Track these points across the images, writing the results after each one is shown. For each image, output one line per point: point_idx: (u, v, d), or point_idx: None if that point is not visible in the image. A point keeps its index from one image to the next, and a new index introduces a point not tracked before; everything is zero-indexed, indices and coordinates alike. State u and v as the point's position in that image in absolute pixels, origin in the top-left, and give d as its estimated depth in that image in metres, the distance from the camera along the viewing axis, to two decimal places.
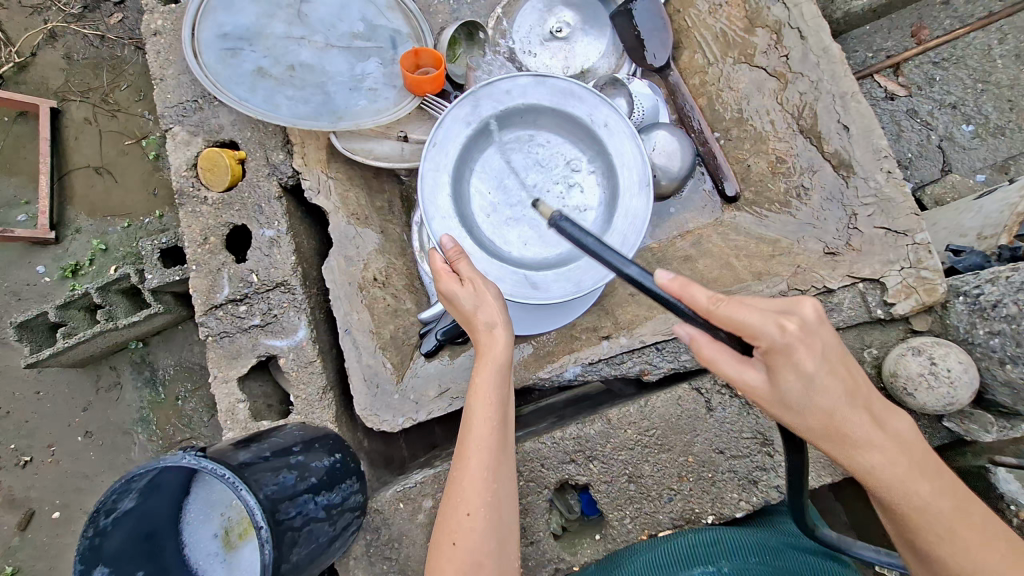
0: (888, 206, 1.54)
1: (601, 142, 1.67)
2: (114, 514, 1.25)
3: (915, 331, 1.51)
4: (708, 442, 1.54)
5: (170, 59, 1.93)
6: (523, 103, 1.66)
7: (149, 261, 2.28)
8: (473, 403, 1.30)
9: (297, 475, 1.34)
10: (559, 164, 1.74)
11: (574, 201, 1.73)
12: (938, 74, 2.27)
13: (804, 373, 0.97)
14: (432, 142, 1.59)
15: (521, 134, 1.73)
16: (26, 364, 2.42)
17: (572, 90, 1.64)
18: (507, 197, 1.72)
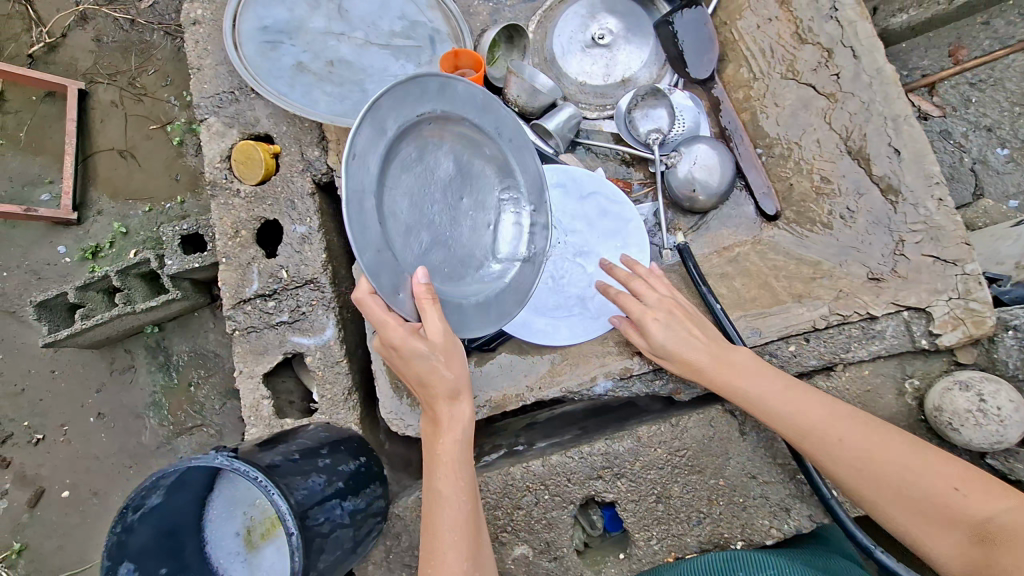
0: (939, 234, 1.50)
1: (512, 160, 1.42)
2: (142, 510, 1.23)
3: (959, 364, 1.48)
4: (740, 467, 1.52)
5: (209, 49, 1.92)
6: (432, 110, 1.25)
7: (170, 247, 2.28)
8: (440, 474, 1.33)
9: (325, 480, 1.33)
10: (471, 182, 1.40)
11: (480, 220, 1.42)
12: (974, 95, 2.22)
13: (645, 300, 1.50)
14: (346, 160, 1.07)
15: (428, 140, 1.29)
16: (43, 344, 2.43)
17: (481, 98, 1.34)
18: (413, 210, 1.26)
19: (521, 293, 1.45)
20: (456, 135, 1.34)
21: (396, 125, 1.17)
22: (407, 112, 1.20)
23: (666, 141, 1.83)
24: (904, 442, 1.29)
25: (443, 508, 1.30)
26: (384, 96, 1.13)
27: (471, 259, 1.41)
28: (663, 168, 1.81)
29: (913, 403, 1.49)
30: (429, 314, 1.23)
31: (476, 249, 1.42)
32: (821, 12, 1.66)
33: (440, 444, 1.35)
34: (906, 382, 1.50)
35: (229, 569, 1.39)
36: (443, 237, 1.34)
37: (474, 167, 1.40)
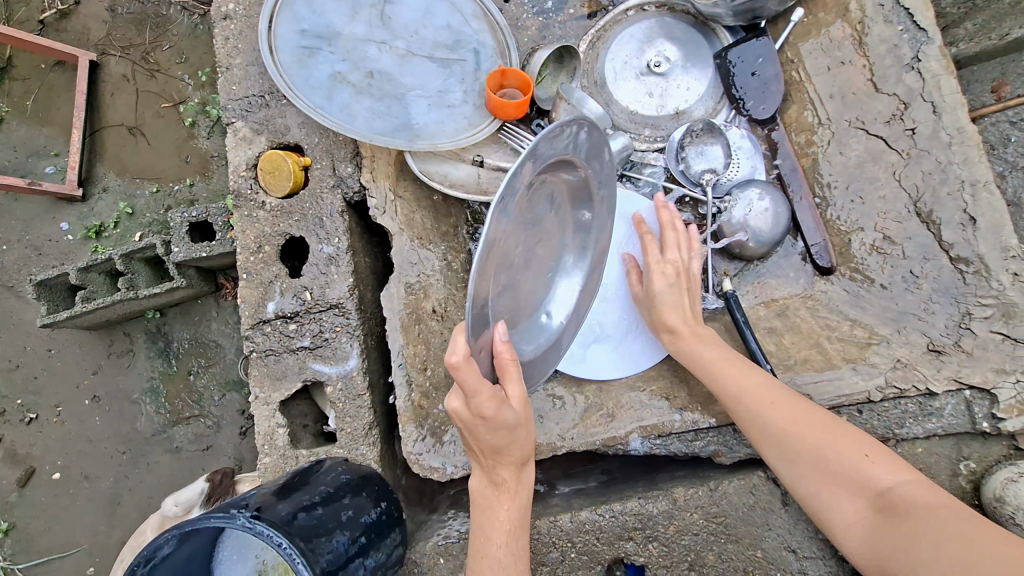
0: (1012, 310, 1.40)
1: (589, 212, 1.39)
2: (153, 562, 1.15)
3: (1020, 449, 1.40)
4: (781, 539, 1.44)
5: (240, 46, 1.81)
6: (567, 153, 1.15)
7: (177, 233, 2.18)
8: (497, 537, 1.33)
9: (348, 538, 1.24)
10: (555, 227, 1.30)
11: (546, 270, 1.34)
12: None
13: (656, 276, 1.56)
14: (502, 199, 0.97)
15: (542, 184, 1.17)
16: (42, 323, 2.34)
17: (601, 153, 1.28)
18: (515, 255, 1.16)
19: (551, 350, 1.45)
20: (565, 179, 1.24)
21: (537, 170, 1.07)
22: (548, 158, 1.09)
23: (720, 182, 1.75)
24: (898, 469, 1.19)
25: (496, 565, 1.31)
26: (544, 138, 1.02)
27: (529, 306, 1.32)
28: (715, 211, 1.73)
29: (967, 486, 1.41)
30: (510, 377, 1.18)
31: (533, 298, 1.33)
32: (901, 61, 1.55)
33: (500, 506, 1.35)
34: (962, 464, 1.42)
35: None
36: (515, 283, 1.21)
37: (562, 215, 1.32)
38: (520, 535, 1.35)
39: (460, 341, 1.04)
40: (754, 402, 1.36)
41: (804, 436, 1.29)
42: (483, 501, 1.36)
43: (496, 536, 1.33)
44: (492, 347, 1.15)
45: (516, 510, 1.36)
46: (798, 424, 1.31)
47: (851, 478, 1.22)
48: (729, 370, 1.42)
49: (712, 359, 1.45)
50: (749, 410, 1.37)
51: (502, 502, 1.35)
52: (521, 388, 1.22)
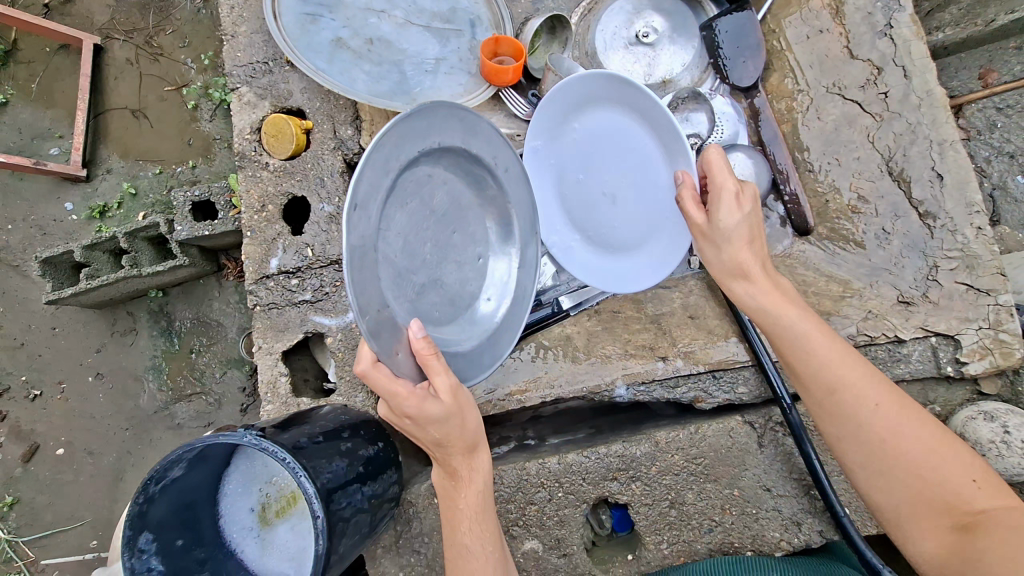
0: (974, 262, 1.50)
1: (505, 190, 1.41)
2: (163, 482, 1.23)
3: (982, 394, 1.48)
4: (756, 478, 1.53)
5: (244, 16, 1.88)
6: (434, 138, 1.18)
7: (180, 213, 2.25)
8: (461, 527, 1.37)
9: (347, 464, 1.33)
10: (461, 213, 1.35)
11: (466, 256, 1.38)
12: (1001, 120, 2.21)
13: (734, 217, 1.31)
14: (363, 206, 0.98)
15: (422, 179, 1.21)
16: (46, 300, 2.40)
17: (486, 129, 1.30)
18: (412, 247, 1.21)
19: (506, 324, 1.47)
20: (449, 164, 1.28)
21: (399, 166, 1.10)
22: (410, 151, 1.13)
23: (704, 146, 1.82)
24: (969, 468, 1.13)
25: (471, 553, 1.35)
26: (389, 135, 1.05)
27: (458, 289, 1.38)
28: None
29: None
30: (434, 373, 1.18)
31: (461, 286, 1.38)
32: (875, 28, 1.66)
33: (461, 498, 1.36)
34: (928, 408, 1.50)
35: (241, 543, 1.39)
36: (429, 274, 1.27)
37: (466, 198, 1.36)
38: (484, 520, 1.37)
39: (365, 351, 1.20)
40: (847, 400, 1.23)
41: (883, 432, 1.19)
42: (448, 494, 1.38)
43: (465, 523, 1.36)
44: (408, 347, 1.18)
45: (479, 499, 1.37)
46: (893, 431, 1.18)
47: (927, 483, 1.14)
48: (828, 350, 1.25)
49: (804, 328, 1.28)
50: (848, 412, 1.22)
51: (460, 494, 1.36)
52: (450, 380, 1.21)
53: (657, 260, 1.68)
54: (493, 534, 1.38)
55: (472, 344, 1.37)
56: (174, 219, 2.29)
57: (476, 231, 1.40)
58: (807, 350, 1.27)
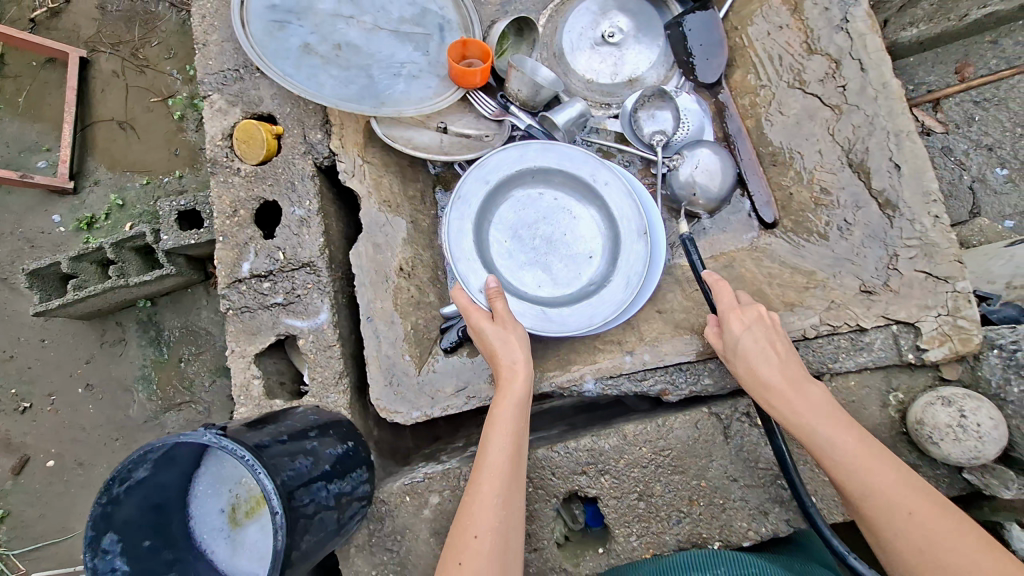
0: (932, 250, 1.52)
1: (603, 198, 1.77)
2: (128, 483, 1.25)
3: (944, 379, 1.50)
4: (723, 469, 1.54)
5: (215, 25, 1.90)
6: (535, 164, 1.77)
7: (166, 222, 2.26)
8: (490, 434, 1.40)
9: (312, 462, 1.34)
10: (569, 218, 1.83)
11: (577, 248, 1.82)
12: (977, 113, 2.25)
13: (748, 333, 1.43)
14: (457, 196, 1.68)
15: (531, 190, 1.82)
16: (34, 312, 2.42)
17: (579, 154, 1.75)
18: (519, 236, 1.81)
19: (599, 304, 1.69)
20: (560, 183, 1.82)
21: (499, 177, 1.74)
22: (511, 169, 1.75)
23: (670, 142, 1.84)
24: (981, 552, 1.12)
25: (490, 453, 1.38)
26: (490, 157, 1.71)
27: (569, 274, 1.80)
28: (665, 170, 1.83)
29: (895, 416, 1.51)
30: (499, 305, 1.54)
31: (569, 269, 1.80)
32: (831, 22, 1.66)
33: (497, 409, 1.42)
34: (890, 395, 1.52)
35: (211, 545, 1.40)
36: (537, 256, 1.81)
37: (576, 208, 1.83)
38: (508, 433, 1.38)
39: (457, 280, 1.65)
40: (867, 476, 1.23)
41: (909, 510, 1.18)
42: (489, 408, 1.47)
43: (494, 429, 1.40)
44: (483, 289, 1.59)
45: (509, 412, 1.41)
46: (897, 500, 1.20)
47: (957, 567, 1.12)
48: (843, 434, 1.28)
49: (819, 417, 1.31)
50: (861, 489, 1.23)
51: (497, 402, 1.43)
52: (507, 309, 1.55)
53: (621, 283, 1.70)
54: (512, 457, 1.38)
55: (566, 311, 1.70)
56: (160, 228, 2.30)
57: (581, 231, 1.82)
58: (824, 439, 1.28)
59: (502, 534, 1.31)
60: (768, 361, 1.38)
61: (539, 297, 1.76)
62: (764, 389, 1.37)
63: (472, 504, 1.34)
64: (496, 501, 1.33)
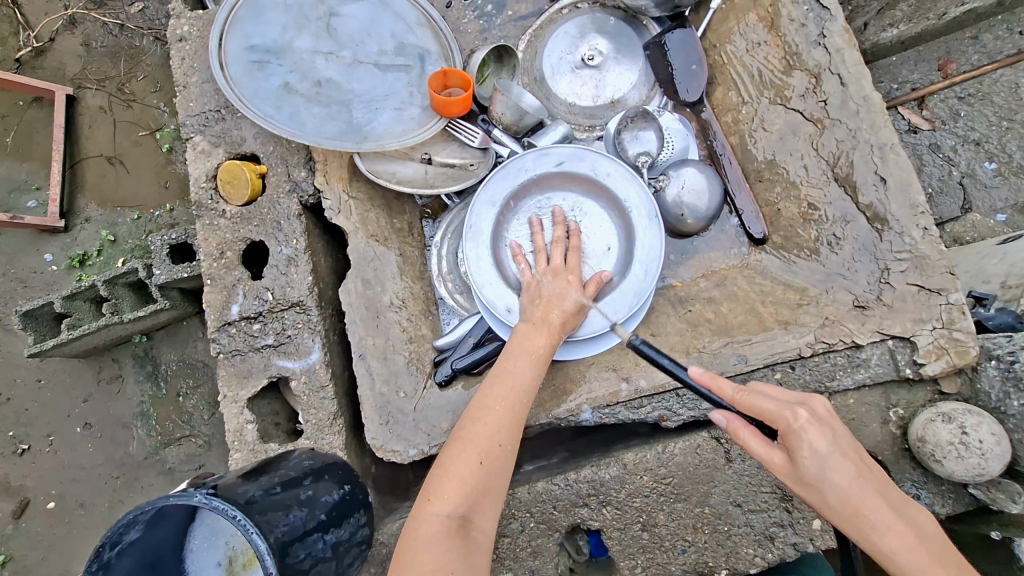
0: (923, 263, 1.51)
1: (609, 189, 1.77)
2: (120, 545, 1.26)
3: (944, 393, 1.47)
4: (726, 494, 1.51)
5: (195, 66, 1.90)
6: (534, 173, 1.79)
7: (158, 255, 2.22)
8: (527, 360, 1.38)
9: (307, 513, 1.31)
10: (580, 217, 1.82)
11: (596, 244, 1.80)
12: (962, 109, 2.25)
13: (819, 456, 1.03)
14: (468, 225, 1.74)
15: (539, 199, 1.83)
16: (29, 353, 2.39)
17: (574, 152, 1.76)
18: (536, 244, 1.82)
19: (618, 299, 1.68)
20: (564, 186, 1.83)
21: (504, 196, 1.78)
22: (513, 185, 1.78)
23: (655, 164, 1.83)
24: None
25: (517, 368, 1.36)
26: (493, 176, 1.74)
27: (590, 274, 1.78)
28: None
29: (896, 432, 1.49)
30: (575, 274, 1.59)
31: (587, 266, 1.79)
32: (809, 38, 1.65)
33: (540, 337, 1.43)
34: (891, 412, 1.50)
35: None
36: None
37: (586, 205, 1.82)
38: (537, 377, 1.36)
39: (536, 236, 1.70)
40: None
41: None
42: (524, 336, 1.43)
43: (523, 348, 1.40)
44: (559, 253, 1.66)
45: (544, 345, 1.41)
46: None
47: None
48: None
49: (908, 556, 1.03)
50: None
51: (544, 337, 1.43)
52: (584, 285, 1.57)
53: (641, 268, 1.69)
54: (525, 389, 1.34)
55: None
56: (153, 263, 2.27)
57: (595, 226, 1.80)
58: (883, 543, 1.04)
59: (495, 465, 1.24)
60: (843, 487, 1.04)
61: None
62: (837, 518, 1.06)
63: (487, 411, 1.29)
64: (510, 424, 1.29)
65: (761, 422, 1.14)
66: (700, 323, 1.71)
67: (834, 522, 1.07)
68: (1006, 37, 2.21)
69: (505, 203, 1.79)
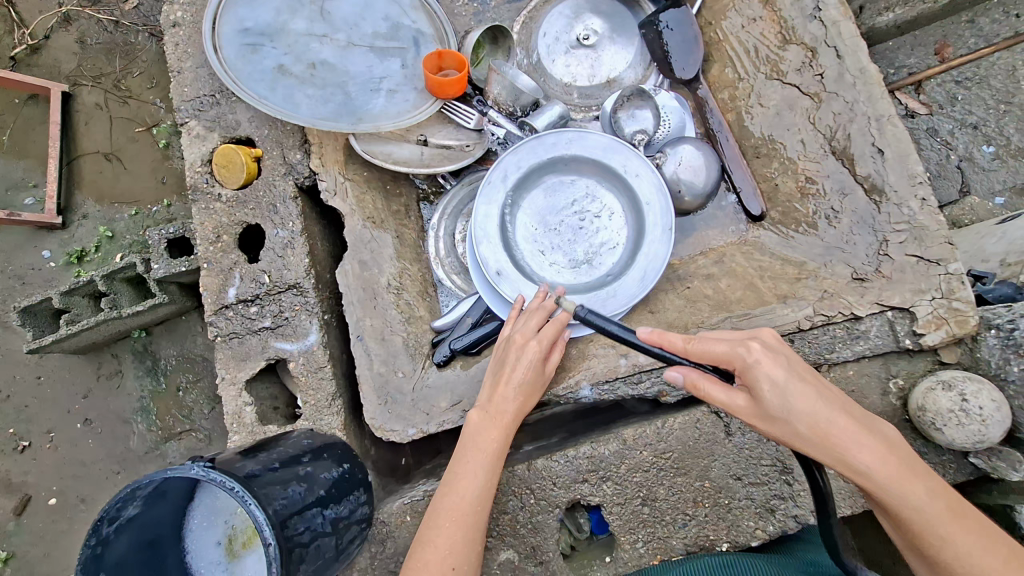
0: (922, 234, 1.50)
1: (632, 189, 1.76)
2: (118, 522, 1.23)
3: (943, 363, 1.47)
4: (726, 468, 1.51)
5: (189, 51, 1.89)
6: (568, 153, 1.77)
7: (156, 251, 2.20)
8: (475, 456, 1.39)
9: (306, 488, 1.31)
10: (596, 206, 1.82)
11: (602, 237, 1.81)
12: (960, 93, 2.24)
13: (777, 382, 1.10)
14: (487, 181, 1.71)
15: (563, 177, 1.82)
16: (28, 350, 2.38)
17: (611, 144, 1.74)
18: (546, 224, 1.82)
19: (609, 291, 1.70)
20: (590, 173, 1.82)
21: (529, 164, 1.76)
22: (542, 156, 1.76)
23: (651, 141, 1.82)
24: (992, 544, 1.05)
25: (469, 479, 1.37)
26: (524, 144, 1.72)
27: (589, 264, 1.80)
28: None
29: (896, 403, 1.48)
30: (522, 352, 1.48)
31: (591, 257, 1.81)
32: (805, 12, 1.65)
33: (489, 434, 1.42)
34: (891, 382, 1.50)
35: None
36: (560, 242, 1.82)
37: (604, 196, 1.82)
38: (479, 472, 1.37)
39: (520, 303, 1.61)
40: (903, 493, 1.06)
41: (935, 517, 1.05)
42: (476, 429, 1.43)
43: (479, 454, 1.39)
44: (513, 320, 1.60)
45: (498, 442, 1.41)
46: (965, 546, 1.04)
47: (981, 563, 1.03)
48: (907, 483, 1.07)
49: (883, 471, 1.07)
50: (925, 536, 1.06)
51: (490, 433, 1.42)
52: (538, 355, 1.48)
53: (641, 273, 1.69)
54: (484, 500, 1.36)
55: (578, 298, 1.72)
56: (151, 257, 2.25)
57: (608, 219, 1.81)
58: (857, 460, 1.08)
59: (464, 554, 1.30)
60: (807, 408, 1.09)
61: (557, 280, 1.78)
62: (810, 446, 1.10)
63: (437, 530, 1.31)
64: (468, 533, 1.32)
65: (715, 366, 1.22)
66: (699, 299, 1.70)
67: (812, 453, 1.11)
68: (1001, 20, 2.21)
69: (528, 172, 1.77)
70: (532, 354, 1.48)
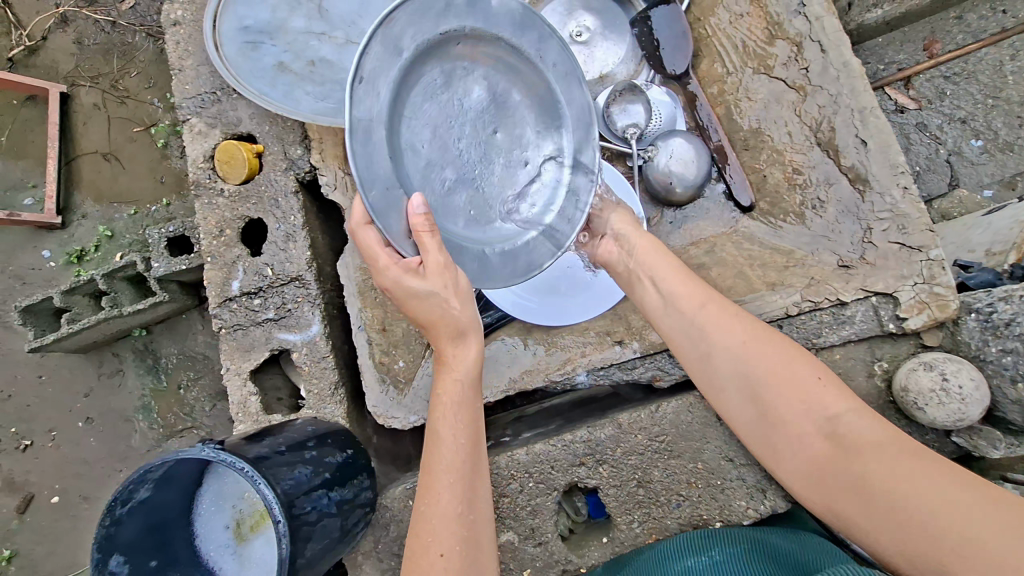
0: (904, 221, 1.57)
1: (547, 85, 1.40)
2: (130, 504, 1.26)
3: (926, 346, 1.53)
4: (718, 451, 1.56)
5: (190, 49, 1.92)
6: (466, 29, 1.27)
7: (155, 249, 2.23)
8: (439, 425, 1.35)
9: (312, 470, 1.36)
10: (499, 111, 1.40)
11: (510, 153, 1.43)
12: (949, 88, 2.29)
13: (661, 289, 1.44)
14: (360, 75, 1.09)
15: (452, 67, 1.30)
16: (30, 348, 2.40)
17: (516, 13, 1.30)
18: (444, 138, 1.32)
19: (546, 231, 1.45)
20: (488, 64, 1.36)
21: (417, 45, 1.19)
22: (429, 32, 1.20)
23: (644, 135, 1.86)
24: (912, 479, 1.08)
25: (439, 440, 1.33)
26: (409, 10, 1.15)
27: (500, 191, 1.43)
28: (641, 162, 1.85)
29: (881, 385, 1.54)
30: (412, 280, 1.31)
31: (501, 179, 1.43)
32: (790, 7, 1.71)
33: (441, 387, 1.39)
34: (876, 365, 1.55)
35: (218, 561, 1.41)
36: (466, 165, 1.37)
37: (508, 94, 1.40)
38: (464, 425, 1.35)
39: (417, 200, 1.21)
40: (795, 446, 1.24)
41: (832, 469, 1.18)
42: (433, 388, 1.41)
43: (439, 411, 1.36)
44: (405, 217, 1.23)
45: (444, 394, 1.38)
46: (978, 516, 0.99)
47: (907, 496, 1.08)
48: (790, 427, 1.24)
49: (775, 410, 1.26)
50: (943, 560, 1.00)
51: (443, 380, 1.40)
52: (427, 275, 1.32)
53: (563, 202, 1.46)
54: (471, 436, 1.35)
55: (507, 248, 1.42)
56: (151, 256, 2.28)
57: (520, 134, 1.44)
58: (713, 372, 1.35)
59: (463, 534, 1.27)
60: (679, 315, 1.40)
61: (468, 229, 1.40)
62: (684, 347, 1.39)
63: (425, 518, 1.27)
64: (451, 483, 1.30)
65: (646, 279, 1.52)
66: None
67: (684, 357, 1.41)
68: (989, 16, 2.25)
69: (417, 61, 1.21)
70: (415, 282, 1.31)
